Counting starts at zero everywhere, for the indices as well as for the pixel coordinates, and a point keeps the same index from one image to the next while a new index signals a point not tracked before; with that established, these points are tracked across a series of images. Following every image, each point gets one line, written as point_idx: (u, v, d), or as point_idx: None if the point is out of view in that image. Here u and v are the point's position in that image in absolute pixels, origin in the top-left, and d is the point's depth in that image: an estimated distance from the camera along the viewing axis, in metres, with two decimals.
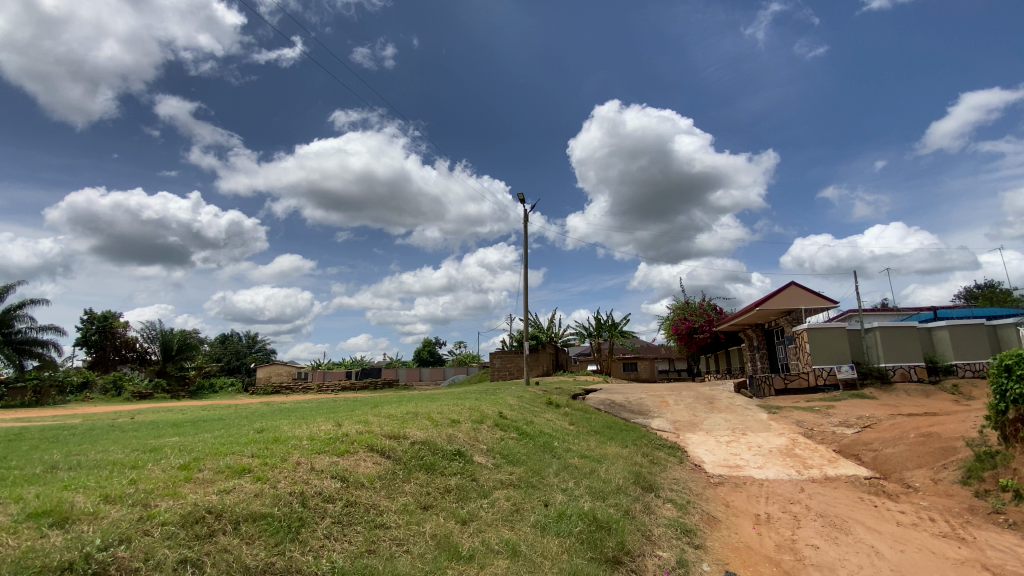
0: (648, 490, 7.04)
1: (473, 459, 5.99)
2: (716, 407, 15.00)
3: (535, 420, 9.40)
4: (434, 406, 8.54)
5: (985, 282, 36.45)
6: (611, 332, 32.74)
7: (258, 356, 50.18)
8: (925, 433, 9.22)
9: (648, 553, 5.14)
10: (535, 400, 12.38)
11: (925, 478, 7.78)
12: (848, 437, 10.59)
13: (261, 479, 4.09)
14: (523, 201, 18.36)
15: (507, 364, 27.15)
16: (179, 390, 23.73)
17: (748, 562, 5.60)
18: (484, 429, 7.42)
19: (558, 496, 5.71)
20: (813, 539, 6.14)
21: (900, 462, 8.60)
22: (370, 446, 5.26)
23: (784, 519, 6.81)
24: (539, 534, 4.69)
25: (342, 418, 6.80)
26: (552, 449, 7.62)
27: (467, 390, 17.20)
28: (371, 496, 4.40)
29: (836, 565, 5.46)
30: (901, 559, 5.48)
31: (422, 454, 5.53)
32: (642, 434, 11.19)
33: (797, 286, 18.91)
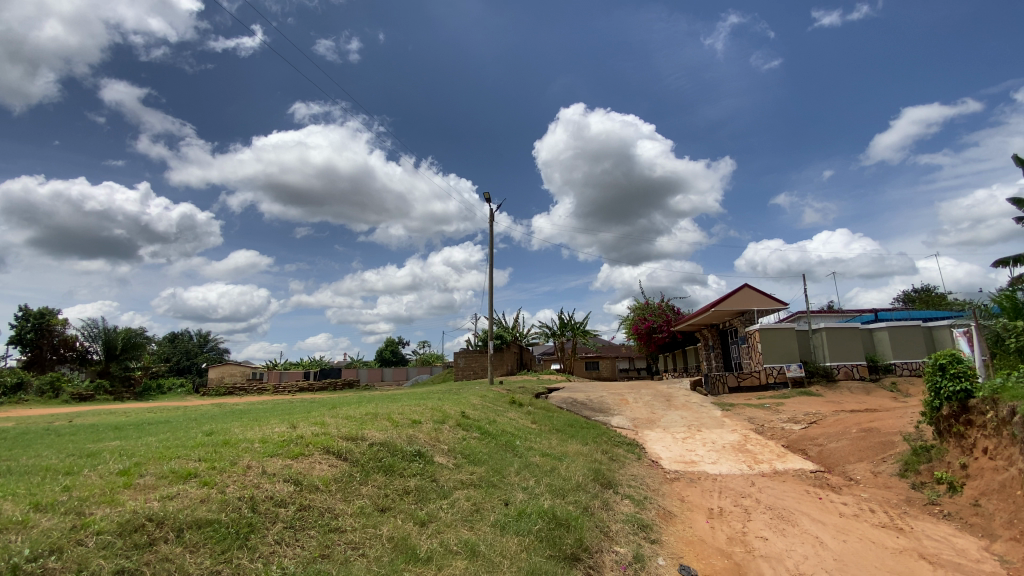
0: (607, 487, 7.16)
1: (434, 460, 5.94)
2: (673, 404, 15.43)
3: (497, 419, 9.40)
4: (395, 406, 8.42)
5: (921, 288, 39.03)
6: (574, 331, 33.16)
7: (210, 356, 48.10)
8: (866, 428, 9.77)
9: (606, 549, 5.23)
10: (498, 399, 12.38)
11: (865, 471, 8.26)
12: (795, 432, 11.11)
13: (208, 484, 3.91)
14: (489, 199, 18.45)
15: (471, 363, 27.06)
16: (123, 392, 22.44)
17: (701, 555, 5.78)
18: (446, 428, 7.38)
19: (518, 495, 5.73)
20: (762, 531, 6.40)
21: (843, 456, 9.09)
22: (326, 448, 5.13)
23: (736, 512, 7.07)
24: (498, 534, 4.69)
25: (298, 420, 6.59)
26: (514, 448, 7.64)
27: (431, 390, 17.05)
28: (326, 499, 4.29)
29: (783, 556, 5.71)
30: (843, 549, 5.78)
31: (381, 456, 5.43)
32: (603, 431, 11.36)
33: (750, 287, 19.69)
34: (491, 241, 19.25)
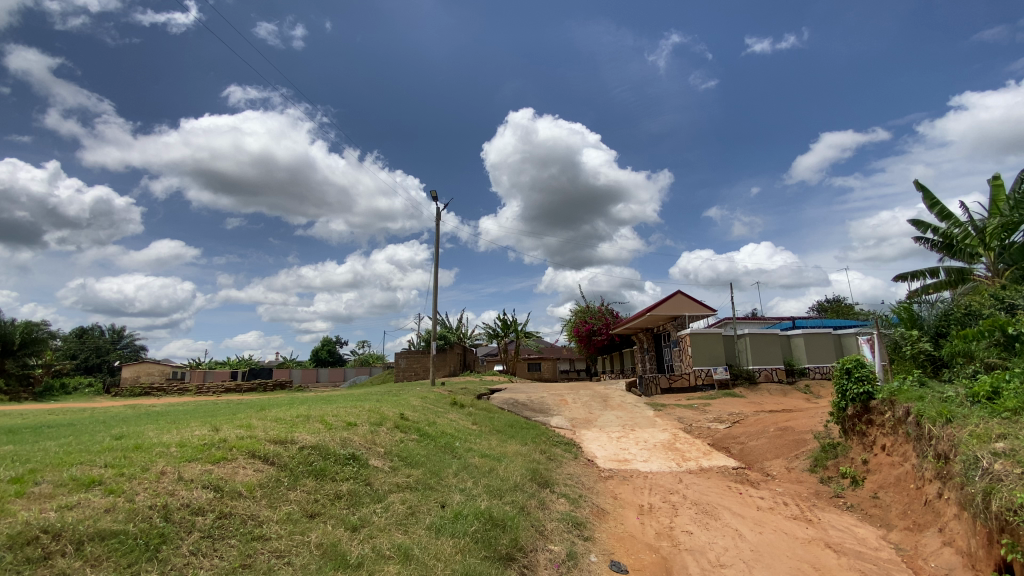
0: (543, 486, 7.28)
1: (369, 463, 5.78)
2: (609, 404, 15.93)
3: (437, 420, 9.31)
4: (330, 408, 8.16)
5: (833, 298, 42.70)
6: (517, 333, 33.46)
7: (125, 354, 44.27)
8: (782, 427, 10.55)
9: (541, 548, 5.31)
10: (438, 400, 12.27)
11: (781, 467, 8.92)
12: (720, 431, 11.80)
13: (114, 492, 3.60)
14: (435, 197, 18.54)
15: (412, 364, 26.65)
16: (19, 392, 20.16)
17: (631, 550, 6.00)
18: (384, 431, 7.22)
19: (456, 497, 5.69)
20: (688, 526, 6.74)
21: (761, 453, 9.76)
22: (252, 452, 4.87)
23: (664, 508, 7.40)
24: (433, 536, 4.64)
25: (221, 422, 6.23)
26: (453, 450, 7.58)
27: (369, 391, 16.70)
28: (249, 506, 4.06)
29: (705, 549, 6.04)
30: (760, 540, 6.21)
31: (312, 460, 5.22)
32: (542, 431, 11.55)
33: (683, 294, 20.71)
34: (436, 241, 19.09)
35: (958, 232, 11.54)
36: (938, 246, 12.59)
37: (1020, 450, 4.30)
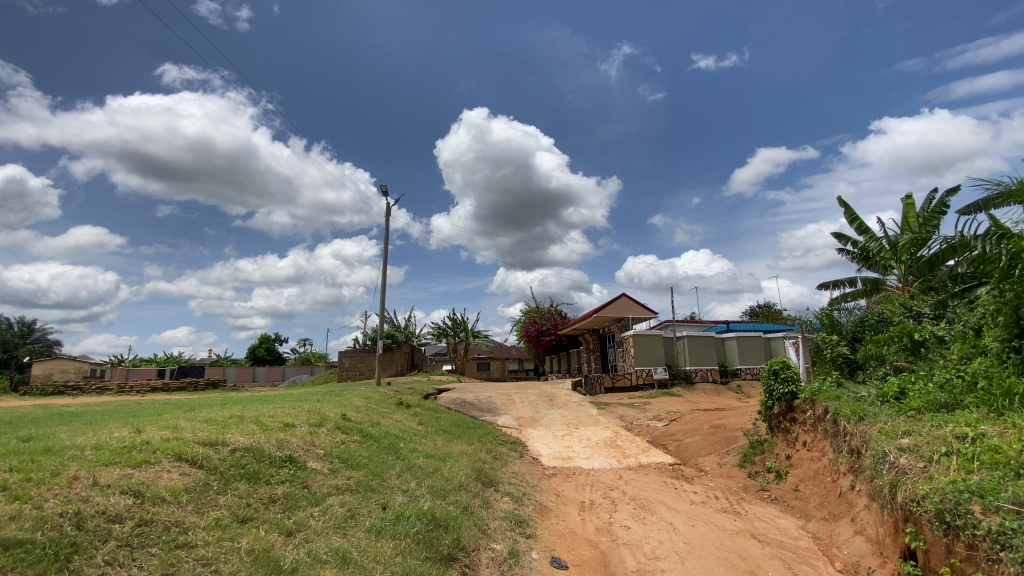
0: (488, 485, 7.30)
1: (306, 465, 5.59)
2: (555, 404, 16.20)
3: (381, 420, 9.13)
4: (266, 408, 7.84)
5: (764, 304, 45.50)
6: (466, 333, 33.33)
7: (35, 349, 40.30)
8: (715, 425, 11.14)
9: (482, 547, 5.32)
10: (383, 401, 12.02)
11: (713, 463, 9.43)
12: (658, 429, 12.29)
13: (17, 499, 3.28)
14: (386, 192, 18.39)
15: (358, 364, 25.95)
16: None
17: (571, 546, 6.14)
18: (324, 431, 7.01)
19: (398, 498, 5.61)
20: (626, 521, 6.98)
21: (696, 449, 10.26)
22: (178, 455, 4.58)
23: (605, 504, 7.63)
24: (373, 539, 4.56)
25: (144, 422, 5.82)
26: (397, 450, 7.46)
27: (310, 391, 16.08)
28: (174, 512, 3.83)
29: (642, 543, 6.28)
30: (693, 533, 6.53)
31: (245, 462, 4.98)
32: (488, 430, 11.59)
33: (628, 296, 21.42)
34: (386, 238, 18.71)
35: (874, 245, 12.60)
36: (857, 258, 13.69)
37: (921, 445, 4.76)
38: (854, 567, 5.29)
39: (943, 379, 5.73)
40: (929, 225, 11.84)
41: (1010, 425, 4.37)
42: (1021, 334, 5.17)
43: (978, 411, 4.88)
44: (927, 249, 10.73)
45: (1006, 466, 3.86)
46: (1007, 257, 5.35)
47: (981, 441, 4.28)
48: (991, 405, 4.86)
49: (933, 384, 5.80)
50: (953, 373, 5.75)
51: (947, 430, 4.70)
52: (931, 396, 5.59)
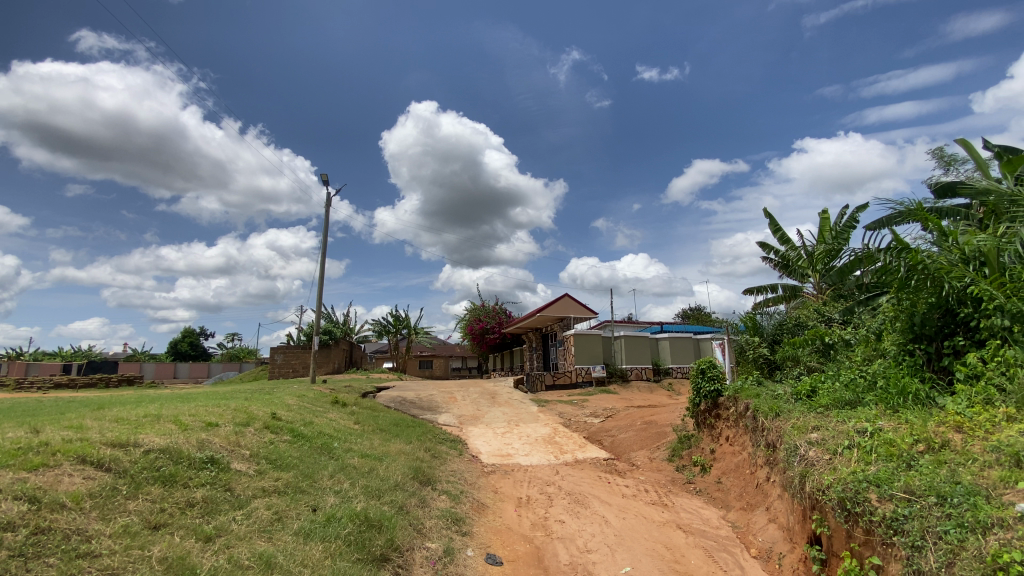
0: (425, 484, 7.22)
1: (230, 467, 5.29)
2: (497, 401, 16.29)
3: (315, 420, 8.80)
4: (188, 407, 7.34)
5: (696, 308, 48.19)
6: (409, 329, 32.80)
7: None
8: (647, 421, 11.64)
9: (416, 546, 5.26)
10: (318, 399, 11.59)
11: (644, 457, 9.87)
12: (595, 425, 12.68)
13: None
14: (326, 182, 17.78)
15: (291, 360, 24.85)
16: None
17: (507, 542, 6.21)
18: (251, 431, 6.67)
19: (329, 499, 5.43)
20: (560, 515, 7.15)
21: (629, 445, 10.69)
22: (81, 457, 4.19)
23: (541, 500, 7.77)
24: (301, 542, 4.38)
25: (44, 422, 5.28)
26: (330, 450, 7.23)
27: (235, 391, 13.52)
28: (75, 519, 3.50)
29: (575, 536, 6.45)
30: (623, 525, 6.79)
31: (159, 465, 4.63)
32: (428, 429, 11.47)
33: (570, 297, 21.90)
34: (326, 230, 18.01)
35: (794, 254, 13.61)
36: (779, 266, 14.71)
37: (828, 439, 5.21)
38: (767, 553, 5.71)
39: (849, 378, 6.30)
40: (841, 238, 12.94)
41: (903, 421, 4.88)
42: (914, 339, 5.78)
43: (877, 407, 5.41)
44: (838, 260, 11.69)
45: (899, 458, 4.30)
46: (905, 269, 5.91)
47: (879, 435, 4.75)
48: (888, 402, 5.41)
49: (840, 383, 6.36)
50: (857, 373, 6.34)
51: (851, 425, 5.17)
52: (838, 393, 6.14)
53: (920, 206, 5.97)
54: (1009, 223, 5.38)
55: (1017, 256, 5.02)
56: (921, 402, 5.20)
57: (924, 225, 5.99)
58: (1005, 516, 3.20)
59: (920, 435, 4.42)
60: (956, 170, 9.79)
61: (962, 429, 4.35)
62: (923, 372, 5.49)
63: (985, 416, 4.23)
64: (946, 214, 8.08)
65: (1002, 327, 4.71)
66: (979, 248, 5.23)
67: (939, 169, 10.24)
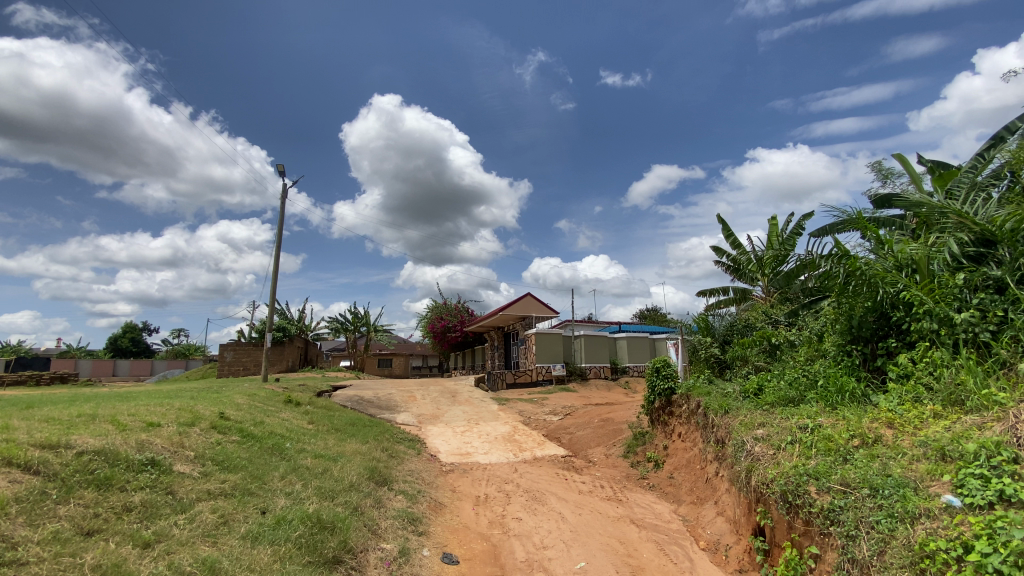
0: (381, 484, 7.11)
1: (172, 469, 5.03)
2: (457, 400, 16.20)
3: (266, 419, 8.49)
4: (127, 406, 6.93)
5: (653, 309, 49.53)
6: (368, 327, 32.20)
7: None
8: (604, 418, 11.88)
9: (371, 547, 5.16)
10: (270, 398, 11.18)
11: (601, 454, 10.07)
12: (553, 423, 12.84)
13: None
14: (282, 173, 17.18)
15: (242, 358, 23.88)
16: None
17: (464, 541, 6.19)
18: (197, 431, 6.37)
19: (279, 501, 5.25)
20: (518, 513, 7.20)
21: (586, 442, 10.88)
22: (5, 460, 3.89)
23: (498, 497, 7.80)
24: (248, 546, 4.21)
25: None
26: (282, 450, 7.00)
27: (173, 390, 12.46)
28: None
29: (532, 533, 6.51)
30: (579, 521, 6.90)
31: (93, 468, 4.35)
32: (385, 428, 11.27)
33: (531, 296, 22.05)
34: (281, 223, 17.39)
35: (745, 258, 14.19)
36: (731, 270, 15.31)
37: (772, 435, 5.48)
38: (715, 545, 5.95)
39: (793, 377, 6.64)
40: (787, 244, 13.61)
41: (840, 417, 5.19)
42: (852, 340, 6.15)
43: (818, 405, 5.72)
44: (785, 265, 12.27)
45: (836, 452, 4.57)
46: (845, 274, 6.27)
47: (818, 430, 5.03)
48: (827, 400, 5.73)
49: (785, 381, 6.69)
50: (800, 372, 6.68)
51: (794, 422, 5.45)
52: (783, 392, 6.45)
53: (861, 216, 6.33)
54: (938, 233, 5.78)
55: (945, 264, 5.39)
56: (857, 399, 5.53)
57: (863, 233, 6.36)
58: (931, 507, 3.46)
59: (856, 431, 4.71)
60: (892, 183, 10.46)
61: (892, 425, 4.66)
62: (859, 372, 5.86)
63: (914, 413, 4.56)
64: (882, 224, 8.62)
65: (930, 330, 5.09)
66: (911, 256, 5.59)
67: (877, 182, 10.91)
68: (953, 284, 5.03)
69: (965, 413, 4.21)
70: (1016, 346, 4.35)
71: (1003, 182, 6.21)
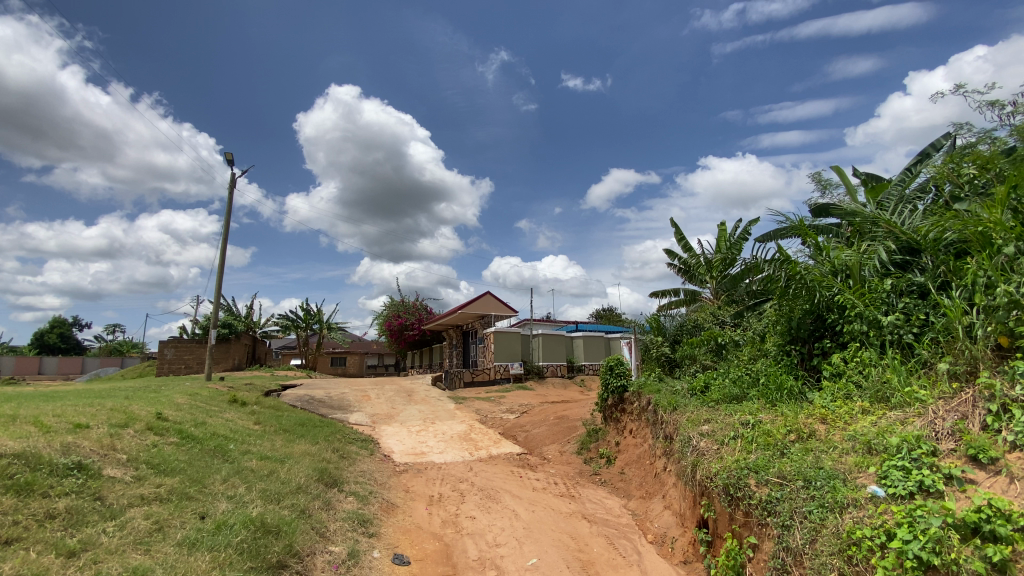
0: (331, 486, 6.92)
1: (101, 473, 4.70)
2: (413, 399, 15.98)
3: (208, 420, 8.09)
4: (51, 406, 6.42)
5: (609, 309, 50.64)
6: (321, 324, 31.28)
7: None
8: (559, 416, 12.04)
9: (318, 550, 5.02)
10: (214, 397, 10.67)
11: (555, 451, 10.21)
12: (509, 421, 12.91)
13: None
14: (230, 162, 16.41)
15: (184, 355, 22.70)
16: None
17: (415, 541, 6.11)
18: (131, 433, 5.99)
19: (220, 505, 5.01)
20: (471, 511, 7.18)
21: (541, 439, 11.00)
22: None
23: (452, 496, 7.76)
24: (184, 553, 3.99)
25: None
26: (225, 452, 6.70)
27: (103, 390, 11.62)
28: None
29: (485, 532, 6.51)
30: (532, 518, 6.96)
31: (12, 472, 4.01)
32: (337, 429, 10.97)
33: (491, 295, 22.04)
34: (229, 214, 16.62)
35: (695, 261, 14.70)
36: (682, 272, 15.81)
37: (717, 431, 5.71)
38: (662, 538, 6.14)
39: (737, 375, 6.94)
40: (735, 248, 14.23)
41: (779, 413, 5.47)
42: (791, 340, 6.49)
43: (759, 401, 6.01)
44: (732, 269, 12.83)
45: (775, 447, 4.81)
46: (786, 278, 6.60)
47: (758, 426, 5.29)
48: (767, 396, 6.02)
49: (729, 379, 6.99)
50: (744, 370, 6.99)
51: (736, 418, 5.71)
52: (728, 389, 6.74)
53: (802, 223, 6.68)
54: (870, 241, 6.19)
55: (874, 270, 5.77)
56: (795, 396, 5.85)
57: (803, 239, 6.72)
58: (858, 497, 3.69)
59: (792, 426, 4.99)
60: (831, 194, 11.10)
61: (825, 420, 4.96)
62: (797, 370, 6.20)
63: (845, 409, 4.87)
64: (821, 231, 9.14)
65: (860, 332, 5.46)
66: (845, 262, 5.96)
67: (817, 192, 11.57)
68: (882, 289, 5.39)
69: (889, 408, 4.54)
70: (935, 347, 4.72)
71: (927, 196, 6.71)
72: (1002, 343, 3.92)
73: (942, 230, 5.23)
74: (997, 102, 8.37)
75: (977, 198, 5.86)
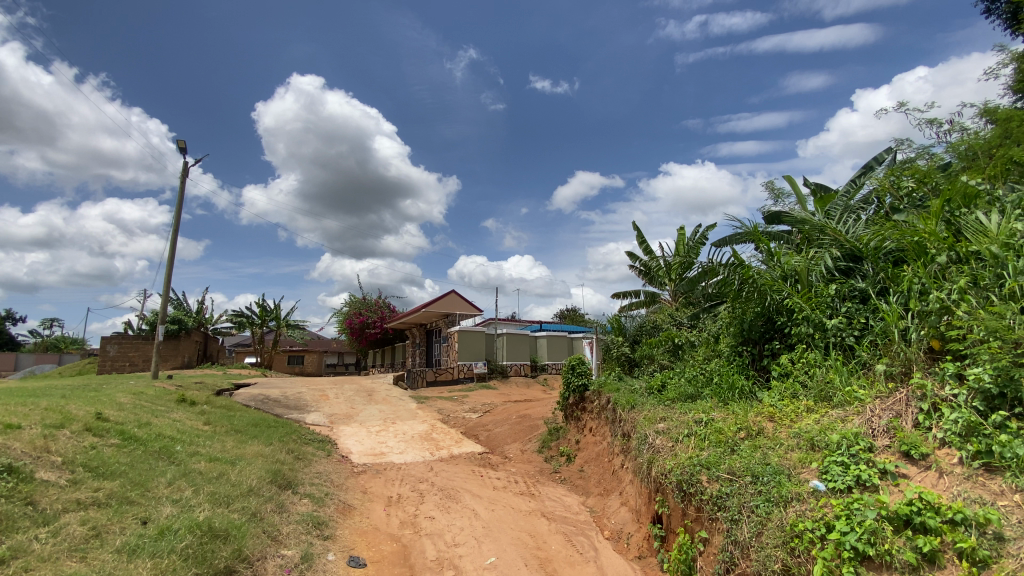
0: (285, 488, 6.72)
1: (33, 476, 4.40)
2: (373, 398, 15.69)
3: (153, 420, 7.70)
4: None
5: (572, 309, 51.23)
6: (279, 322, 30.31)
7: None
8: (520, 415, 12.10)
9: (270, 555, 4.87)
10: (160, 397, 10.17)
11: (516, 450, 10.26)
12: (471, 420, 12.88)
13: None
14: (182, 150, 15.68)
15: (129, 352, 21.52)
16: None
17: (372, 542, 6.02)
18: (67, 434, 5.63)
19: (165, 509, 4.78)
20: (430, 511, 7.12)
21: (503, 438, 11.03)
22: None
23: (412, 497, 7.68)
24: (124, 560, 3.79)
25: None
26: (170, 454, 6.39)
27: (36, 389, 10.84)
28: None
29: (443, 531, 6.47)
30: (491, 517, 6.96)
31: None
32: (293, 429, 10.64)
33: (456, 294, 21.90)
34: (180, 204, 15.89)
35: (654, 264, 15.07)
36: (643, 274, 16.19)
37: (672, 428, 5.87)
38: (618, 534, 6.27)
39: (692, 374, 7.16)
40: (693, 252, 14.68)
41: (730, 412, 5.68)
42: (743, 341, 6.75)
43: (712, 400, 6.23)
44: (690, 272, 13.24)
45: (726, 444, 4.98)
46: (739, 281, 6.85)
47: (711, 424, 5.48)
48: (720, 395, 6.24)
49: (685, 379, 7.19)
50: (698, 370, 7.22)
51: (691, 416, 5.90)
52: (683, 388, 6.95)
53: (755, 229, 6.94)
54: (817, 248, 6.50)
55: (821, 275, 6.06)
56: (745, 395, 6.09)
57: (756, 244, 6.97)
58: (802, 491, 3.88)
59: (742, 424, 5.19)
60: (783, 203, 11.60)
61: (772, 418, 5.19)
62: (748, 370, 6.46)
63: (791, 408, 5.10)
64: (773, 238, 9.54)
65: (807, 334, 5.74)
66: (794, 267, 6.24)
67: (770, 200, 12.07)
68: (827, 293, 5.68)
69: (832, 407, 4.78)
70: (873, 349, 5.02)
71: (870, 207, 7.10)
72: (934, 346, 4.21)
73: (883, 239, 5.56)
74: (934, 121, 8.95)
75: (914, 209, 6.24)
